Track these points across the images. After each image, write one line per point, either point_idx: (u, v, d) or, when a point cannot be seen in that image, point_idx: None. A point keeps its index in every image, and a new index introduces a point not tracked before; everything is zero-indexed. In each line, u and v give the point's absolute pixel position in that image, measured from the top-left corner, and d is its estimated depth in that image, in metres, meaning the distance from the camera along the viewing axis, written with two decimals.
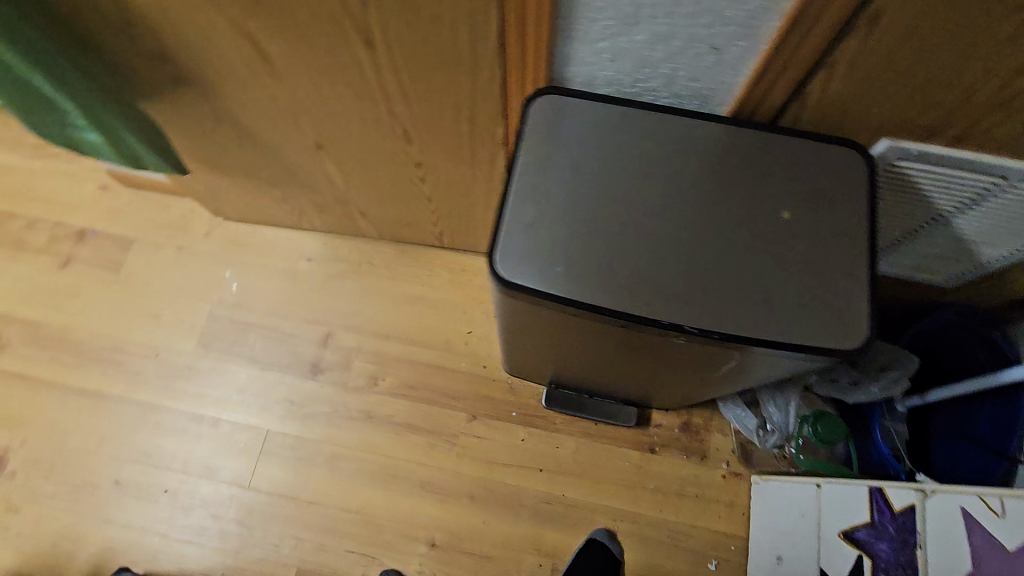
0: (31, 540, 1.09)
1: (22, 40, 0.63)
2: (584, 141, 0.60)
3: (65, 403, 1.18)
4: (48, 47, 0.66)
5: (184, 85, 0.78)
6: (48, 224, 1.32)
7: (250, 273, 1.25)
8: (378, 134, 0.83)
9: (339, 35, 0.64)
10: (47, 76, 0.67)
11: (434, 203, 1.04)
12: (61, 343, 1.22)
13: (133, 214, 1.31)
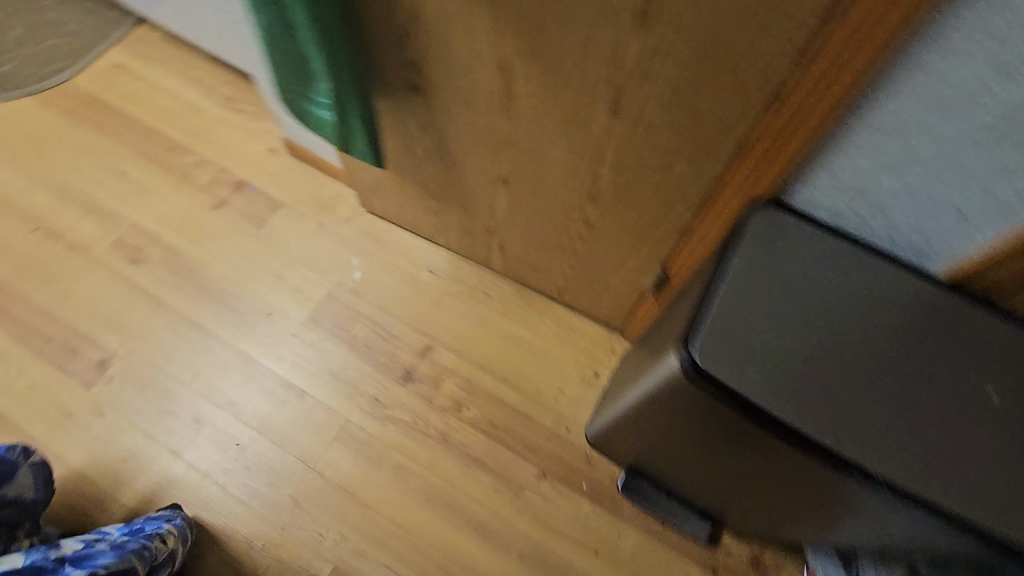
0: (104, 448, 1.13)
1: (320, 16, 0.70)
2: (798, 264, 0.63)
3: (176, 331, 1.24)
4: (334, 26, 0.72)
5: (418, 95, 0.85)
6: (215, 167, 1.43)
7: (376, 268, 1.31)
8: (567, 189, 0.87)
9: (591, 100, 0.68)
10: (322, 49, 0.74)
11: (579, 263, 1.06)
12: (191, 275, 1.30)
13: (289, 181, 1.41)
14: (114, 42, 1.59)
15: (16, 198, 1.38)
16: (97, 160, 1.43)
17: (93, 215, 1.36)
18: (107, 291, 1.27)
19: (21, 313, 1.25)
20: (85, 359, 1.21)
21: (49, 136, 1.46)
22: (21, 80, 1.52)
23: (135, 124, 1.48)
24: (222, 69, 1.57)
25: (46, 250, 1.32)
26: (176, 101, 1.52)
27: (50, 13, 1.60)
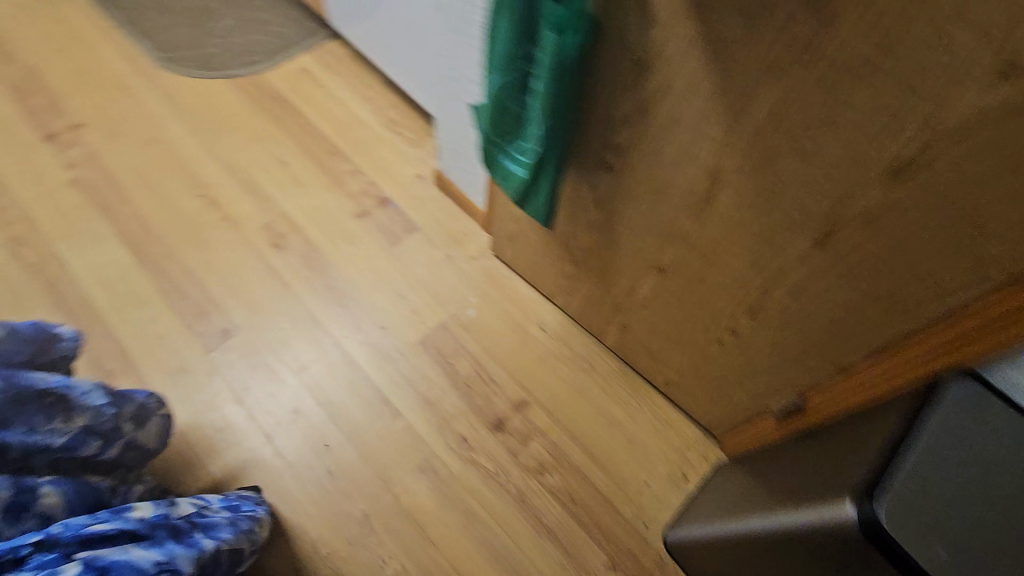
0: (207, 413, 1.18)
1: (555, 92, 0.75)
2: (1004, 448, 0.60)
3: (297, 321, 1.30)
4: (562, 102, 0.78)
5: (608, 174, 0.88)
6: (366, 179, 1.51)
7: (491, 311, 1.34)
8: (728, 296, 0.88)
9: (799, 226, 0.70)
10: (544, 118, 0.79)
11: (703, 365, 1.05)
12: (322, 272, 1.37)
13: (429, 208, 1.48)
14: (306, 49, 1.72)
15: (192, 165, 1.48)
16: (266, 147, 1.53)
17: (251, 196, 1.45)
18: (245, 267, 1.35)
19: (167, 268, 1.33)
20: (211, 324, 1.28)
21: (232, 118, 1.57)
22: (219, 64, 1.66)
23: (306, 124, 1.58)
24: (393, 92, 1.67)
25: (204, 218, 1.41)
26: (347, 112, 1.62)
27: (259, 13, 1.76)
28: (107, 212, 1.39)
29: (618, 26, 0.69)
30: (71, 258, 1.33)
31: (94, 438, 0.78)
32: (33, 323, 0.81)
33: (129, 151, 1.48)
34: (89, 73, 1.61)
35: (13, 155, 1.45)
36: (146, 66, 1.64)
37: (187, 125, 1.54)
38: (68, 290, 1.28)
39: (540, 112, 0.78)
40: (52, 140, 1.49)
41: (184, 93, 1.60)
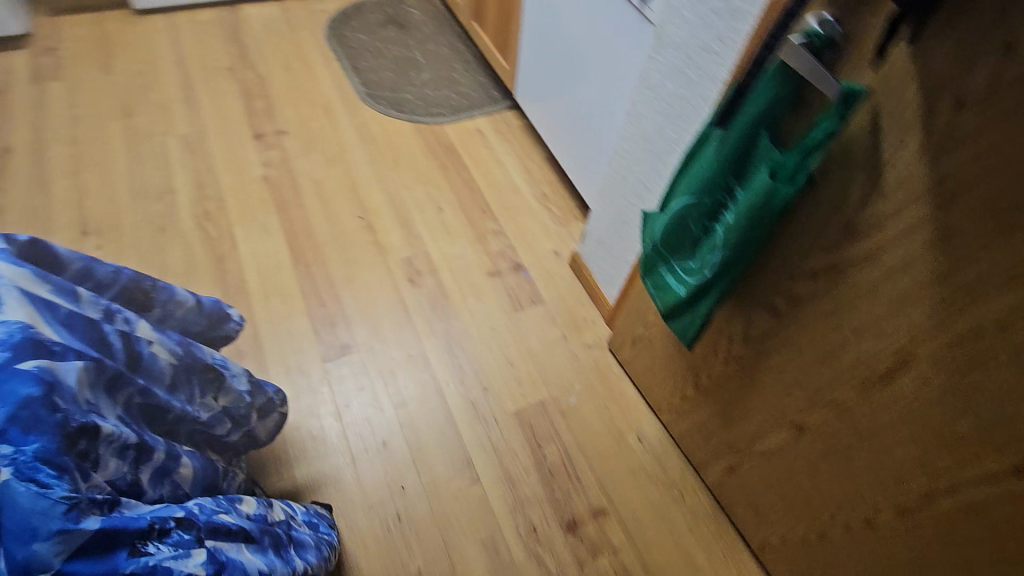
0: (307, 419, 1.24)
1: (748, 232, 0.73)
2: None
3: (409, 357, 1.35)
4: (753, 242, 0.76)
5: (771, 318, 0.85)
6: (507, 242, 1.57)
7: (593, 404, 1.31)
8: (875, 483, 0.80)
9: (998, 444, 0.63)
10: (727, 251, 0.77)
11: (816, 544, 0.95)
12: (444, 318, 1.42)
13: (558, 285, 1.50)
14: (486, 114, 1.87)
15: (362, 190, 1.62)
16: (429, 190, 1.65)
17: (403, 229, 1.56)
18: (379, 293, 1.44)
19: (315, 274, 1.44)
20: (336, 336, 1.35)
21: (408, 158, 1.72)
22: (410, 110, 1.84)
23: (468, 179, 1.69)
24: (553, 169, 1.75)
25: (358, 239, 1.52)
26: (506, 176, 1.71)
27: (454, 73, 1.97)
28: (282, 211, 1.55)
29: (836, 188, 0.68)
30: (241, 242, 1.47)
31: (227, 418, 0.84)
32: (215, 299, 0.90)
33: (317, 164, 1.66)
34: (305, 91, 1.84)
35: (225, 143, 1.67)
36: (351, 97, 1.85)
37: (369, 155, 1.71)
38: (230, 269, 1.42)
39: (726, 245, 0.77)
40: (259, 138, 1.69)
41: (375, 127, 1.78)
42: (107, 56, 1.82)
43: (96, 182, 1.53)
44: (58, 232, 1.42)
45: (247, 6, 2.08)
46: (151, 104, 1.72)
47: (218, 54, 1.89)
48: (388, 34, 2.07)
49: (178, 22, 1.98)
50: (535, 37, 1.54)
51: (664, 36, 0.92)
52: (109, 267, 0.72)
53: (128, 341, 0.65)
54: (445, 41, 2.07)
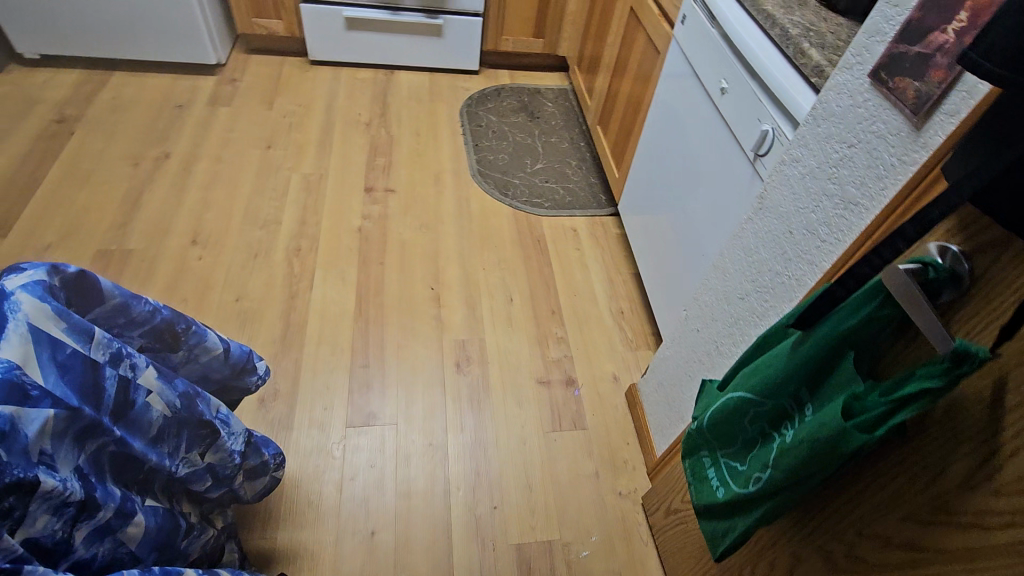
0: (310, 480, 1.20)
1: (810, 467, 0.58)
2: None
3: (428, 447, 1.28)
4: (815, 478, 0.60)
5: (826, 567, 0.67)
6: (567, 352, 1.48)
7: (605, 565, 1.15)
8: None
9: None
10: (781, 475, 0.62)
11: None
12: (478, 414, 1.34)
13: (606, 414, 1.38)
14: (587, 215, 1.84)
15: (442, 262, 1.64)
16: (505, 278, 1.63)
17: (467, 311, 1.54)
18: (424, 369, 1.41)
19: (370, 333, 1.45)
20: (366, 402, 1.33)
21: (495, 240, 1.73)
22: (513, 195, 1.87)
23: (547, 276, 1.65)
24: (639, 288, 1.66)
25: (421, 309, 1.53)
26: (587, 283, 1.65)
27: (566, 168, 1.99)
28: (362, 264, 1.60)
29: (933, 453, 0.52)
30: (317, 284, 1.54)
31: (210, 475, 0.82)
32: (246, 349, 0.91)
33: (410, 227, 1.72)
34: (424, 157, 1.95)
35: (338, 190, 1.79)
36: (463, 171, 1.93)
37: (460, 229, 1.74)
38: (298, 308, 1.48)
39: (780, 467, 0.62)
40: (368, 192, 1.80)
41: (475, 204, 1.83)
42: (272, 94, 2.09)
43: (221, 199, 1.71)
44: (173, 236, 1.59)
45: (402, 73, 2.29)
46: (291, 142, 1.92)
47: (361, 110, 2.08)
48: (517, 120, 2.16)
49: (340, 77, 2.21)
50: (648, 156, 1.50)
51: (768, 201, 0.82)
52: (147, 304, 0.74)
53: (124, 388, 0.65)
54: (568, 137, 2.12)
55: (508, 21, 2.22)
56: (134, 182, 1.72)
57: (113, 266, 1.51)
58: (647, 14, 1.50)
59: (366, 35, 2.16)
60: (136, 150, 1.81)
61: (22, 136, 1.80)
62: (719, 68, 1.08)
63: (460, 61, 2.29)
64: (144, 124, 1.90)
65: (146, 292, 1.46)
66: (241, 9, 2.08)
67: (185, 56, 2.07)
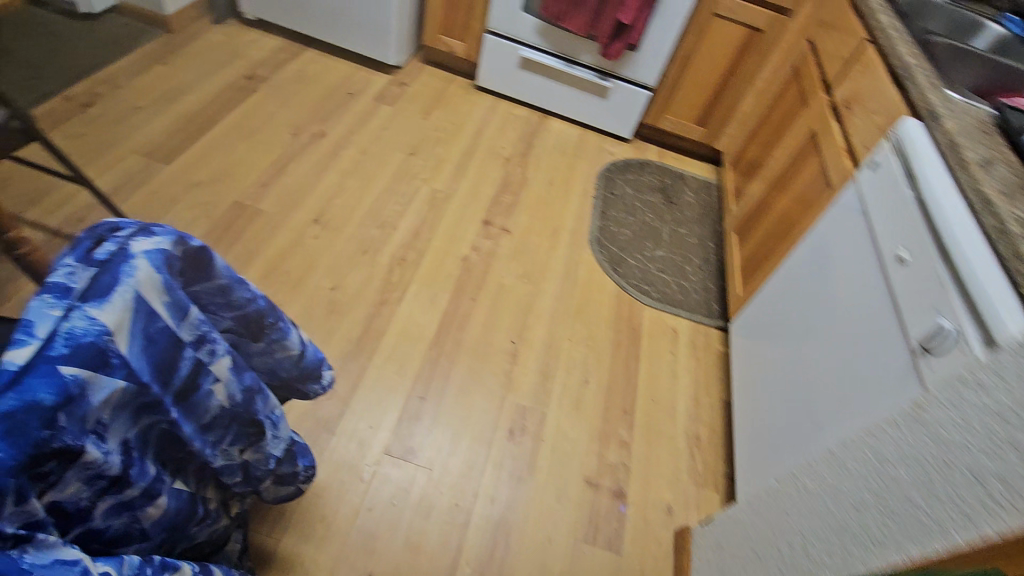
0: (331, 493, 1.17)
1: None
2: None
3: (453, 506, 1.21)
4: None
5: None
6: (625, 460, 1.36)
7: None
8: None
9: None
10: None
11: None
12: (513, 491, 1.26)
13: (646, 547, 1.24)
14: (693, 320, 1.72)
15: (531, 319, 1.60)
16: (588, 358, 1.55)
17: (539, 378, 1.47)
18: (476, 422, 1.35)
19: (438, 366, 1.43)
20: (411, 434, 1.30)
21: (590, 314, 1.66)
22: (623, 274, 1.80)
23: (631, 372, 1.55)
24: (724, 421, 1.51)
25: (495, 360, 1.48)
26: (671, 393, 1.53)
27: (686, 266, 1.89)
28: (456, 294, 1.60)
29: None
30: (408, 298, 1.55)
31: (241, 471, 0.81)
32: (320, 356, 0.91)
33: (513, 274, 1.70)
34: (548, 208, 1.94)
35: (459, 216, 1.82)
36: (582, 234, 1.89)
37: (559, 292, 1.69)
38: (382, 316, 1.50)
39: None
40: (485, 225, 1.81)
41: (582, 270, 1.77)
42: (432, 107, 2.20)
43: (353, 189, 1.79)
44: (301, 210, 1.68)
45: (555, 121, 2.32)
46: (432, 155, 2.00)
47: (505, 145, 2.13)
48: (651, 200, 2.10)
49: (497, 108, 2.28)
50: (782, 288, 1.38)
51: (925, 415, 0.69)
52: (248, 292, 0.75)
53: (195, 371, 0.65)
54: (698, 233, 2.02)
55: (675, 102, 2.18)
56: (287, 150, 1.85)
57: (243, 220, 1.61)
58: (829, 142, 1.39)
59: (535, 77, 2.21)
60: (300, 122, 1.96)
61: (215, 82, 2.01)
62: (902, 233, 0.95)
63: (615, 126, 2.27)
64: (315, 102, 2.05)
65: (260, 253, 1.55)
66: (433, 24, 2.23)
67: (370, 52, 2.22)
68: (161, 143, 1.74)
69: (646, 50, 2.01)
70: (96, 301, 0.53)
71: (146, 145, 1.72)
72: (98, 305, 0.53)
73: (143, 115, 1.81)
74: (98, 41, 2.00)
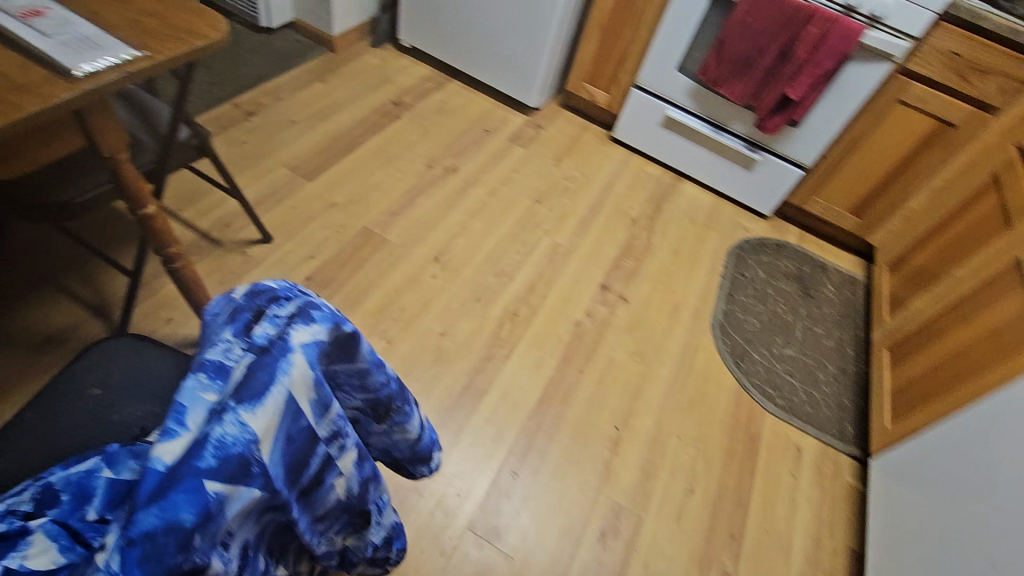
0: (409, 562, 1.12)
1: None
2: None
3: None
4: None
5: None
6: None
7: None
8: None
9: None
10: None
11: None
12: None
13: None
14: (821, 440, 1.52)
15: (639, 405, 1.48)
16: (696, 462, 1.40)
17: (639, 476, 1.34)
18: (567, 513, 1.25)
19: (535, 440, 1.35)
20: (497, 513, 1.22)
21: (704, 412, 1.51)
22: (746, 370, 1.63)
23: (743, 489, 1.38)
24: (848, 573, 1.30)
25: (595, 445, 1.37)
26: (786, 525, 1.34)
27: (818, 373, 1.68)
28: (563, 362, 1.51)
29: None
30: (514, 358, 1.49)
31: (339, 554, 0.76)
32: (434, 439, 0.85)
33: (625, 350, 1.59)
34: (671, 281, 1.81)
35: (577, 276, 1.74)
36: (704, 316, 1.74)
37: (672, 380, 1.55)
38: (485, 374, 1.44)
39: None
40: (602, 290, 1.72)
41: (700, 358, 1.62)
42: (563, 154, 2.15)
43: (476, 231, 1.77)
44: (423, 246, 1.68)
45: (689, 185, 2.18)
46: (559, 206, 1.94)
47: (634, 205, 2.03)
48: (786, 289, 1.90)
49: (629, 164, 2.19)
50: (958, 440, 1.15)
51: None
52: (383, 376, 0.70)
53: (323, 467, 0.60)
54: (836, 335, 1.80)
55: (829, 186, 1.97)
56: (420, 181, 1.86)
57: (368, 248, 1.63)
58: None
59: (677, 137, 2.10)
60: (435, 154, 1.97)
61: (365, 104, 2.08)
62: None
63: (755, 201, 2.10)
64: (452, 135, 2.07)
65: (378, 285, 1.55)
66: (579, 71, 2.19)
67: (512, 92, 2.22)
68: (306, 160, 1.82)
69: (808, 128, 1.83)
70: (249, 403, 0.49)
71: (294, 160, 1.80)
72: (251, 409, 0.49)
73: (295, 130, 1.90)
74: (270, 54, 2.14)
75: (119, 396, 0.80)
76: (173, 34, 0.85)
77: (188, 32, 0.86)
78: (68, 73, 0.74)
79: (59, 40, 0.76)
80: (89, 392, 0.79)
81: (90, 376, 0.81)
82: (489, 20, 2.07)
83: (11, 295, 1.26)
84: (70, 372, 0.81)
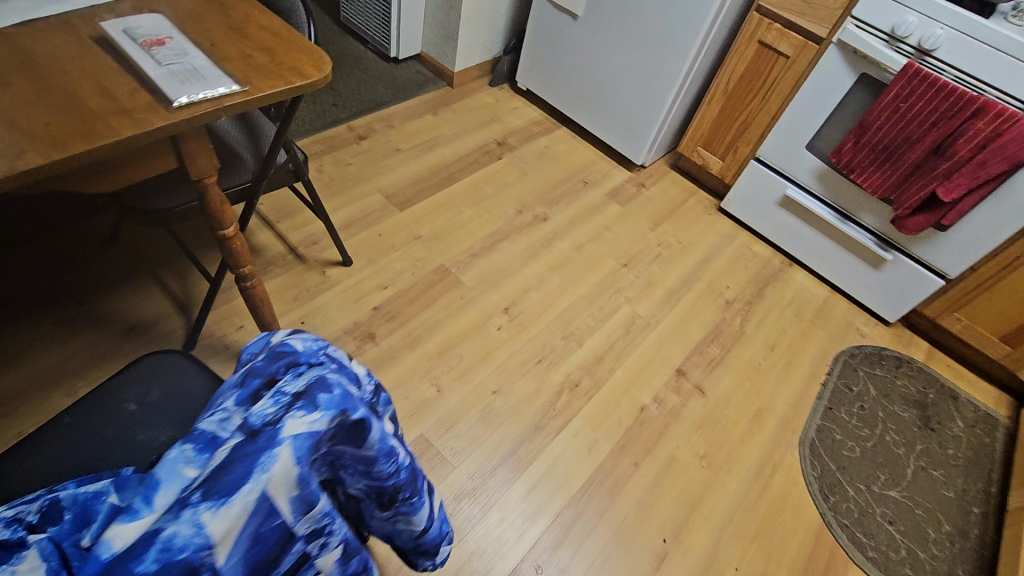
0: None
1: None
2: None
3: None
4: None
5: None
6: None
7: None
8: None
9: None
10: None
11: None
12: None
13: None
14: None
15: (695, 519, 1.29)
16: None
17: None
18: None
19: (570, 532, 1.22)
20: None
21: (774, 544, 1.29)
22: (835, 505, 1.38)
23: None
24: None
25: (637, 555, 1.22)
26: None
27: (929, 529, 1.39)
28: (618, 449, 1.37)
29: None
30: (565, 434, 1.37)
31: None
32: (443, 532, 0.77)
33: (692, 449, 1.41)
34: (759, 380, 1.60)
35: (653, 354, 1.59)
36: (793, 428, 1.51)
37: (741, 497, 1.35)
38: (531, 445, 1.34)
39: None
40: (678, 375, 1.56)
41: (780, 478, 1.41)
42: (663, 217, 2.02)
43: (554, 286, 1.69)
44: (496, 293, 1.63)
45: (800, 272, 1.96)
46: (647, 273, 1.81)
47: (731, 285, 1.85)
48: (903, 415, 1.62)
49: (735, 239, 2.01)
50: None
51: None
52: (392, 466, 0.63)
53: (296, 566, 0.52)
54: (960, 486, 1.49)
55: (976, 305, 1.67)
56: (508, 226, 1.83)
57: (441, 286, 1.60)
58: None
59: (794, 219, 1.90)
60: (529, 200, 1.93)
61: (470, 141, 2.10)
62: None
63: (879, 304, 1.83)
64: (550, 182, 2.03)
65: (443, 326, 1.51)
66: (695, 134, 2.06)
67: (620, 147, 2.14)
68: (402, 188, 1.85)
69: (958, 235, 1.56)
70: (215, 500, 0.44)
71: (390, 187, 1.84)
72: (215, 508, 0.44)
73: (398, 158, 1.95)
74: (391, 82, 2.24)
75: (149, 417, 0.80)
76: (277, 71, 0.87)
77: (291, 71, 0.88)
78: (169, 104, 0.76)
79: (171, 70, 0.80)
80: (125, 406, 0.81)
81: (131, 389, 0.82)
82: (609, 73, 2.01)
83: (113, 279, 1.37)
84: (115, 381, 0.83)
